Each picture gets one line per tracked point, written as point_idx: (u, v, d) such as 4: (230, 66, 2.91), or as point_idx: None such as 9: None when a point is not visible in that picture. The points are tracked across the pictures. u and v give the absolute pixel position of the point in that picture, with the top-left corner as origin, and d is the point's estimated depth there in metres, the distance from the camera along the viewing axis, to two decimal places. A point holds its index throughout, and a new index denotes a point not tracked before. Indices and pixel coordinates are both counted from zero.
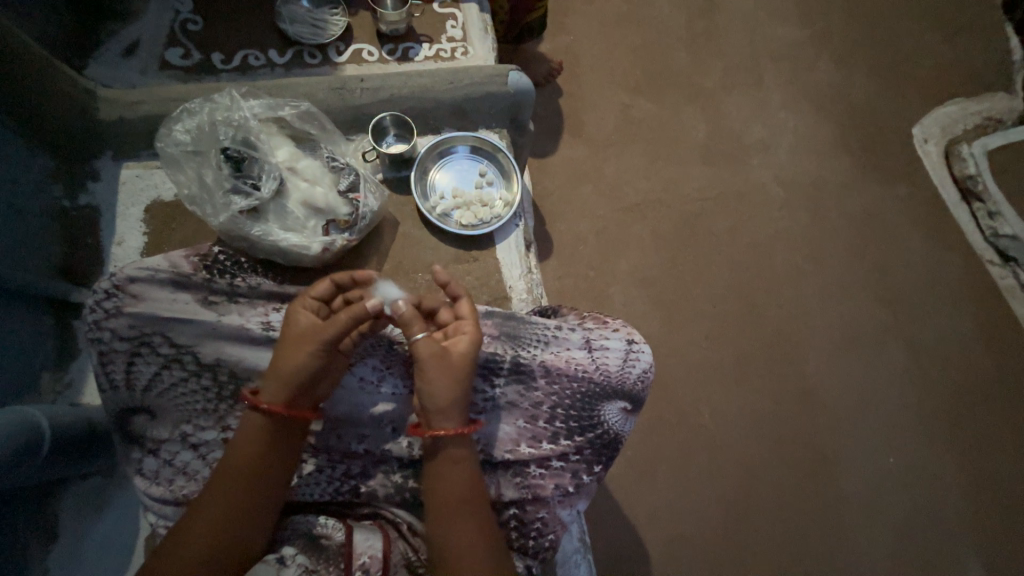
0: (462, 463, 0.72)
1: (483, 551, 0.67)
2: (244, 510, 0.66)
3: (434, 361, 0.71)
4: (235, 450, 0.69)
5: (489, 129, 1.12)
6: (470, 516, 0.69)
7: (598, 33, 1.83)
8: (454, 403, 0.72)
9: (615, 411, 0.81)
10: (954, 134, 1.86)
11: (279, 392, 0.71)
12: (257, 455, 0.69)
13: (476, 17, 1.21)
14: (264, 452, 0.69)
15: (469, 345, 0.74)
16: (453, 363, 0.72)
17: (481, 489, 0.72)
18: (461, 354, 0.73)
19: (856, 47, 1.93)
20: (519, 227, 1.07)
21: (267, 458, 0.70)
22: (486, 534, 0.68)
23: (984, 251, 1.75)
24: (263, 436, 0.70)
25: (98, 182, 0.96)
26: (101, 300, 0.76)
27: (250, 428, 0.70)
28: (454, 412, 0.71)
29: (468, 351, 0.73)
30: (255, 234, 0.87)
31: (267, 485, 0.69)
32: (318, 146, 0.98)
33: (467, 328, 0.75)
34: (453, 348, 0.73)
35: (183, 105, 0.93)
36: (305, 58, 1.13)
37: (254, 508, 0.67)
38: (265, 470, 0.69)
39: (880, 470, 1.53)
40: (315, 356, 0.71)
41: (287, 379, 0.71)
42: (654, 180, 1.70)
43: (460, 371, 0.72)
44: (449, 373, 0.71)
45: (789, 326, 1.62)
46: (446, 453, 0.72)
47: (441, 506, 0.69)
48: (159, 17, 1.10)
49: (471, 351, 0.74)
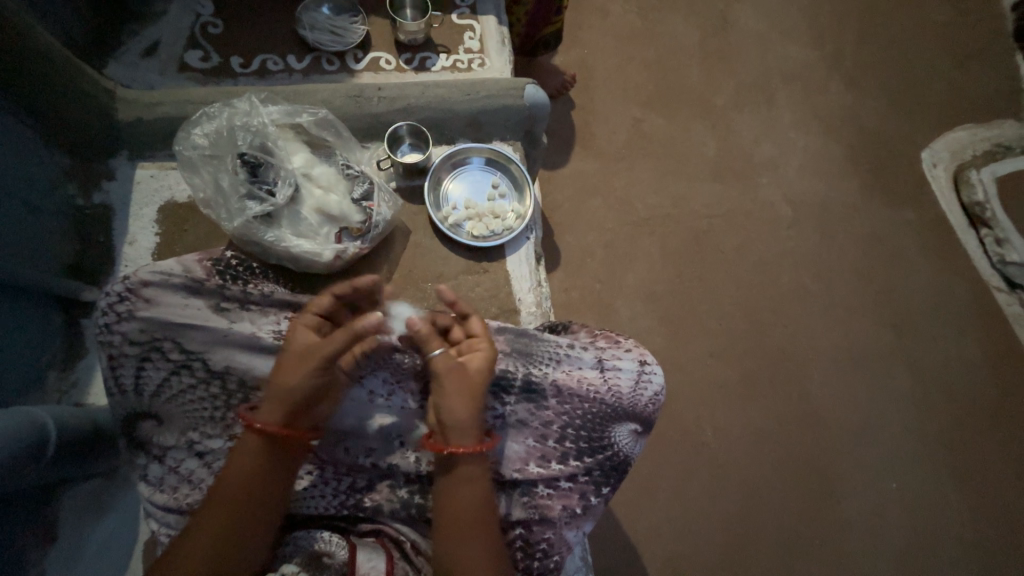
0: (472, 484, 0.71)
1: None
2: (246, 527, 0.66)
3: (451, 378, 0.72)
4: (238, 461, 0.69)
5: (503, 141, 1.13)
6: (480, 538, 0.68)
7: (612, 48, 1.84)
8: (467, 421, 0.72)
9: (625, 433, 0.81)
10: (963, 159, 1.86)
11: (277, 412, 0.70)
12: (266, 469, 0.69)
13: (493, 29, 1.22)
14: (269, 467, 0.70)
15: (485, 365, 0.74)
16: (471, 379, 0.73)
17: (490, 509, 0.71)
18: (476, 370, 0.74)
19: (868, 70, 1.94)
20: (530, 239, 1.07)
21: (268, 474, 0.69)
22: (493, 558, 0.67)
23: (991, 278, 1.75)
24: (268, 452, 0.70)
25: (112, 182, 0.96)
26: (112, 303, 0.75)
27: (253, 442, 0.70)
28: (467, 428, 0.71)
29: (483, 368, 0.74)
30: (269, 239, 0.87)
31: (268, 504, 0.69)
32: (333, 153, 0.98)
33: (481, 346, 0.76)
34: (469, 363, 0.74)
35: (202, 109, 0.93)
36: (322, 65, 1.14)
37: (257, 524, 0.67)
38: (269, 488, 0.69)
39: (882, 496, 1.51)
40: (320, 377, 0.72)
41: (286, 399, 0.71)
42: (664, 194, 1.70)
43: (476, 388, 0.73)
44: (463, 392, 0.72)
45: (794, 346, 1.61)
46: (461, 472, 0.71)
47: (452, 525, 0.68)
48: (179, 19, 1.11)
49: (484, 369, 0.74)
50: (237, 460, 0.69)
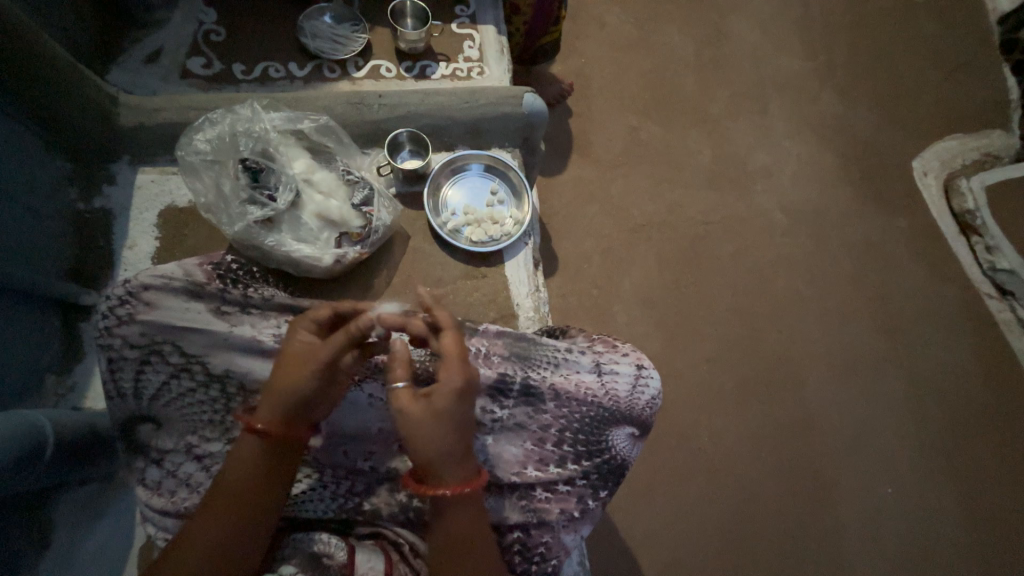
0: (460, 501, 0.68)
1: None
2: (245, 525, 0.66)
3: (410, 416, 0.68)
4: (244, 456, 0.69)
5: (501, 149, 1.14)
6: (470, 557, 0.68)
7: (609, 57, 1.87)
8: (441, 458, 0.67)
9: (623, 436, 0.81)
10: (953, 168, 1.90)
11: (272, 411, 0.70)
12: (272, 467, 0.70)
13: (492, 39, 1.24)
14: (272, 464, 0.70)
15: (453, 394, 0.69)
16: (433, 416, 0.68)
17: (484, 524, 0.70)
18: (438, 407, 0.68)
19: (859, 80, 1.98)
20: (528, 245, 1.09)
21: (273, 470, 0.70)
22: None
23: (982, 284, 1.78)
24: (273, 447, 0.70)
25: (113, 186, 0.97)
26: (113, 307, 0.76)
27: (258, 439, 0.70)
28: (439, 468, 0.67)
29: (446, 403, 0.68)
30: (269, 244, 0.88)
31: (269, 501, 0.69)
32: (334, 159, 1.00)
33: (450, 372, 0.70)
34: (432, 399, 0.68)
35: (204, 115, 0.94)
36: (324, 72, 1.15)
37: (255, 523, 0.67)
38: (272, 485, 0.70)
39: (877, 501, 1.52)
40: (312, 381, 0.71)
41: (279, 399, 0.70)
42: (660, 202, 1.72)
43: (441, 424, 0.68)
44: (429, 429, 0.67)
45: (790, 352, 1.62)
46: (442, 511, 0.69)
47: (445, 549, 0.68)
48: (182, 27, 1.12)
49: (450, 404, 0.68)
50: (243, 455, 0.69)
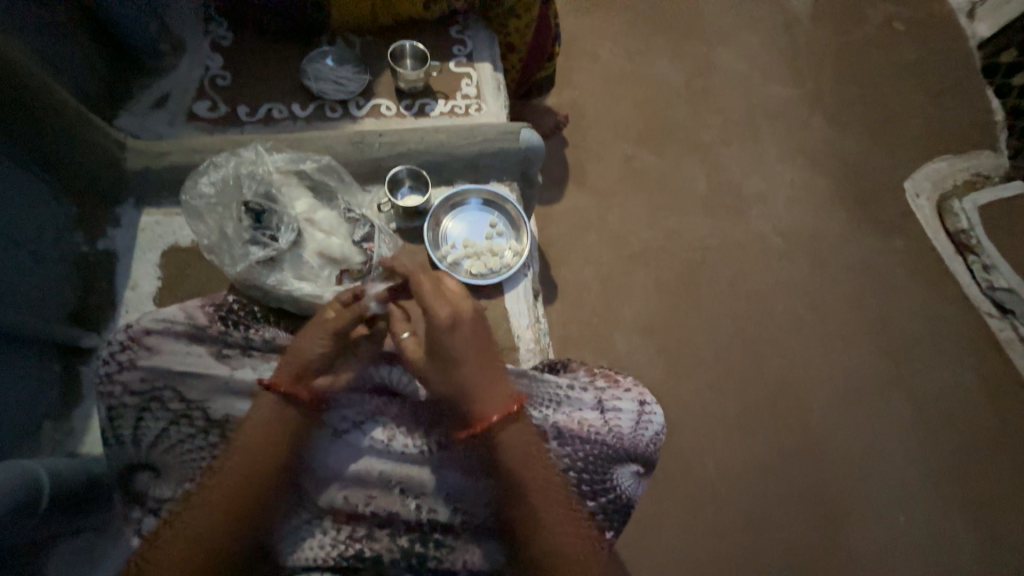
0: (517, 433, 0.77)
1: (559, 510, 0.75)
2: (228, 525, 0.70)
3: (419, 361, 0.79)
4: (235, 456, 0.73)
5: (500, 182, 1.16)
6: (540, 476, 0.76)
7: (602, 89, 1.92)
8: (465, 393, 0.76)
9: (628, 474, 0.80)
10: (944, 189, 1.93)
11: (286, 372, 0.79)
12: (259, 470, 0.73)
13: (489, 76, 1.27)
14: (259, 470, 0.73)
15: (439, 330, 0.75)
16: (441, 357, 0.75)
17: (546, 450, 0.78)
18: (438, 347, 0.75)
19: (847, 106, 2.03)
20: (527, 276, 1.10)
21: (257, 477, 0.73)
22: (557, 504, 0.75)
23: (982, 303, 1.78)
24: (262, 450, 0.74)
25: (117, 228, 0.98)
26: (115, 352, 0.77)
27: (248, 444, 0.74)
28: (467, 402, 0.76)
29: (441, 342, 0.75)
30: (270, 283, 0.89)
31: (246, 508, 0.71)
32: (336, 197, 1.01)
33: (435, 307, 0.76)
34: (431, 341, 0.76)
35: (210, 159, 0.96)
36: (325, 112, 1.19)
37: (230, 525, 0.70)
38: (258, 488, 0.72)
39: (890, 530, 1.48)
40: (325, 348, 0.79)
41: (293, 361, 0.79)
42: (657, 228, 1.74)
43: (450, 362, 0.75)
44: (445, 365, 0.76)
45: (793, 377, 1.61)
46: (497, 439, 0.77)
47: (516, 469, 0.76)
48: (189, 72, 1.16)
49: (445, 344, 0.75)
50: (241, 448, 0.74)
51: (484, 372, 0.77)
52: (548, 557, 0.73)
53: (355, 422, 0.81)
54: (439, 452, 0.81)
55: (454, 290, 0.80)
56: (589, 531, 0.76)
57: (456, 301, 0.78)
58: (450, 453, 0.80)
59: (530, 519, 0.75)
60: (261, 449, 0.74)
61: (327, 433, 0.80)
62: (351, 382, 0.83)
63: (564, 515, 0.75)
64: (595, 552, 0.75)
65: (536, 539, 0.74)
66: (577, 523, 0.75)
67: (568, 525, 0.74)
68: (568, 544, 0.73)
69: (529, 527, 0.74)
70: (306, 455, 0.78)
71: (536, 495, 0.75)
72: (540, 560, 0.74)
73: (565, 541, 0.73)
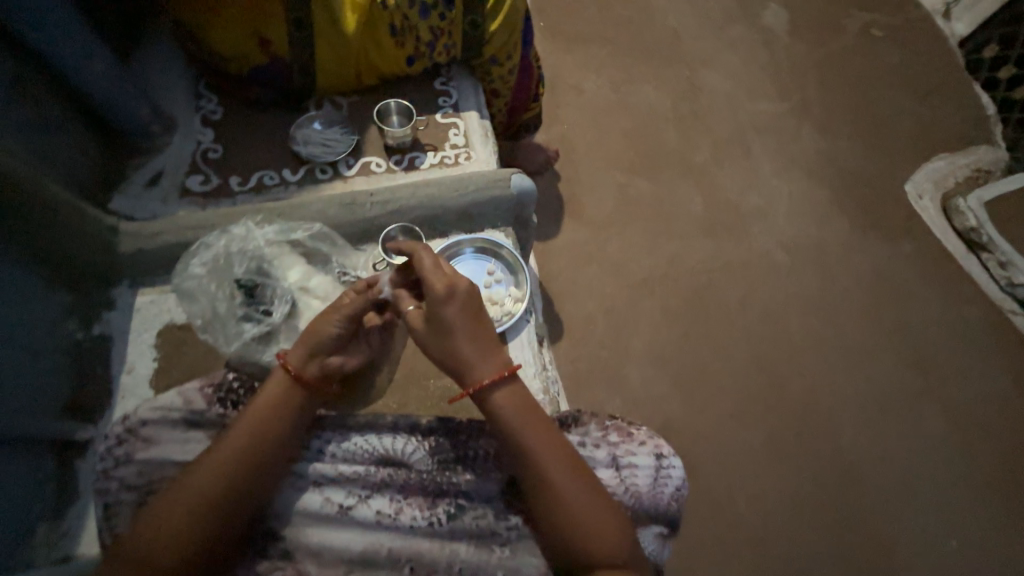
0: (513, 395, 0.77)
1: (579, 480, 0.73)
2: (208, 525, 0.68)
3: (425, 332, 0.79)
4: (226, 445, 0.71)
5: (495, 229, 1.15)
6: (553, 448, 0.74)
7: (590, 121, 1.94)
8: (461, 357, 0.76)
9: (651, 536, 0.76)
10: (945, 188, 1.90)
11: (297, 355, 0.78)
12: (250, 462, 0.71)
13: (476, 125, 1.28)
14: (252, 462, 0.71)
15: (441, 300, 0.77)
16: (445, 326, 0.77)
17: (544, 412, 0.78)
18: (444, 315, 0.77)
19: (836, 115, 2.03)
20: (530, 322, 1.07)
21: (247, 470, 0.71)
22: (575, 476, 0.73)
23: (1003, 301, 1.72)
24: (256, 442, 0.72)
25: (112, 311, 0.98)
26: (110, 447, 0.75)
27: (239, 435, 0.72)
28: (474, 363, 0.76)
29: (446, 311, 0.77)
30: (266, 359, 0.88)
31: (230, 502, 0.69)
32: (329, 261, 1.01)
33: (433, 279, 0.78)
34: (436, 311, 0.77)
35: (201, 238, 0.97)
36: (316, 174, 1.20)
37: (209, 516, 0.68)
38: (246, 482, 0.71)
39: (943, 556, 1.37)
40: (342, 329, 0.80)
41: (308, 342, 0.80)
42: (658, 254, 1.72)
43: (453, 330, 0.76)
44: (441, 335, 0.77)
45: (817, 396, 1.54)
46: (504, 413, 0.76)
47: (528, 442, 0.75)
48: (182, 148, 1.18)
49: (451, 316, 0.77)
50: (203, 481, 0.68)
51: (479, 339, 0.77)
52: (564, 515, 0.71)
53: (360, 496, 0.79)
54: (448, 524, 0.77)
55: (450, 267, 0.80)
56: (602, 486, 0.75)
57: (456, 276, 0.80)
58: (458, 524, 0.77)
59: (539, 477, 0.73)
60: (255, 438, 0.72)
61: (331, 510, 0.78)
62: (355, 454, 0.81)
63: (582, 479, 0.73)
64: (611, 506, 0.73)
65: (549, 502, 0.72)
66: (589, 481, 0.73)
67: (579, 481, 0.73)
68: (588, 498, 0.72)
69: (541, 488, 0.73)
70: (308, 534, 0.77)
71: (542, 453, 0.74)
72: (558, 526, 0.71)
73: (576, 498, 0.72)
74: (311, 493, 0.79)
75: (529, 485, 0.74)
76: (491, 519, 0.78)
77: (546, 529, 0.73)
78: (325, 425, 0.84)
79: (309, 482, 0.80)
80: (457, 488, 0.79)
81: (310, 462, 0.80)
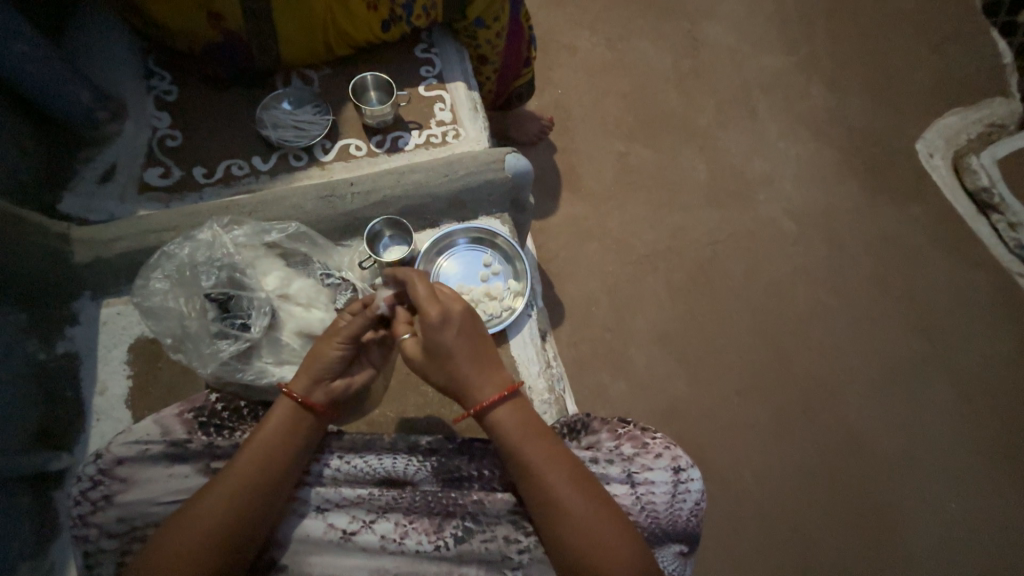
0: (516, 410, 0.74)
1: (589, 501, 0.69)
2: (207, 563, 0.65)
3: (423, 357, 0.75)
4: (224, 483, 0.68)
5: (490, 216, 1.06)
6: (562, 468, 0.70)
7: (586, 84, 1.80)
8: (461, 378, 0.73)
9: (671, 555, 0.77)
10: (959, 145, 1.80)
11: (302, 380, 0.75)
12: (252, 499, 0.68)
13: (464, 97, 1.16)
14: (250, 498, 0.68)
15: (436, 328, 0.73)
16: (443, 352, 0.73)
17: (548, 425, 0.74)
18: (443, 342, 0.73)
19: (846, 68, 1.90)
20: (532, 316, 1.00)
21: (247, 506, 0.68)
22: (585, 496, 0.69)
23: (1012, 264, 1.66)
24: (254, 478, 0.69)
25: (77, 325, 0.90)
26: (85, 490, 0.71)
27: (242, 469, 0.69)
28: (474, 389, 0.73)
29: (444, 338, 0.73)
30: (249, 378, 0.82)
31: (235, 541, 0.67)
32: (310, 262, 0.92)
33: (425, 308, 0.74)
34: (433, 337, 0.73)
35: (160, 249, 0.87)
36: (290, 161, 1.08)
37: (215, 557, 0.65)
38: (249, 515, 0.68)
39: (946, 522, 1.38)
40: (342, 352, 0.77)
41: (312, 365, 0.76)
42: (661, 228, 1.63)
43: (450, 357, 0.73)
44: (438, 360, 0.74)
45: (824, 370, 1.51)
46: (509, 433, 0.72)
47: (534, 462, 0.70)
48: (136, 137, 1.05)
49: (449, 344, 0.73)
50: (202, 519, 0.66)
51: (479, 361, 0.75)
52: (570, 533, 0.68)
53: (364, 521, 0.75)
54: (456, 547, 0.74)
55: (445, 293, 0.78)
56: (609, 501, 0.71)
57: (450, 300, 0.77)
58: (466, 547, 0.74)
59: (543, 494, 0.69)
60: (256, 474, 0.69)
61: (335, 537, 0.74)
62: (358, 477, 0.78)
63: (593, 499, 0.69)
64: (619, 523, 0.69)
65: (553, 522, 0.69)
66: (597, 497, 0.70)
67: (584, 499, 0.69)
68: (597, 518, 0.68)
69: (544, 506, 0.69)
70: (313, 562, 0.74)
71: (546, 471, 0.70)
72: (563, 544, 0.68)
73: (582, 516, 0.68)
74: (313, 520, 0.75)
75: (532, 503, 0.70)
76: (500, 542, 0.74)
77: (550, 547, 0.69)
78: (332, 444, 0.79)
79: (310, 509, 0.76)
80: (465, 509, 0.76)
81: (311, 488, 0.76)
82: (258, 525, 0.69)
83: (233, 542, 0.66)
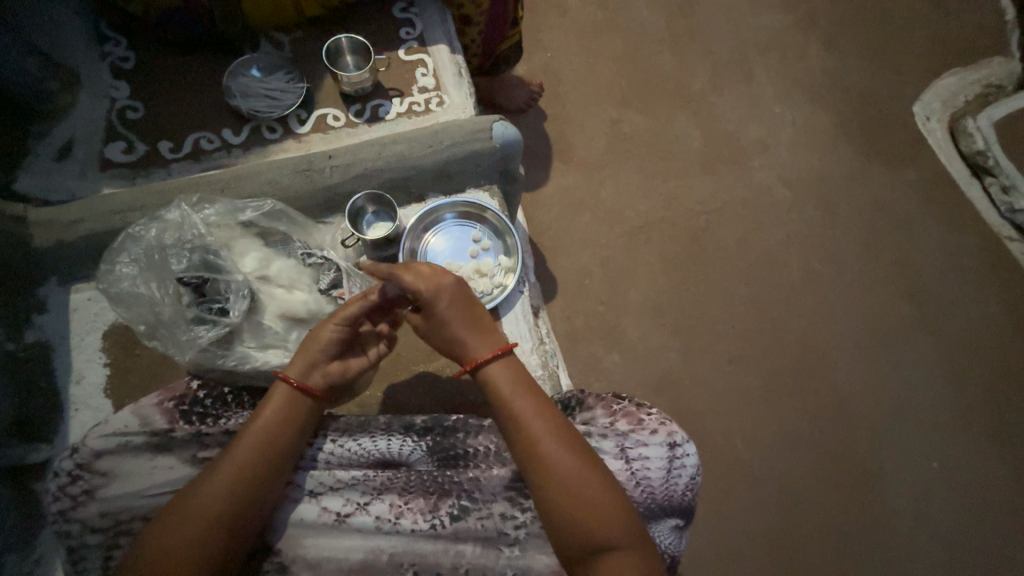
0: (511, 376, 0.73)
1: (588, 473, 0.68)
2: (201, 547, 0.63)
3: (425, 331, 0.76)
4: (214, 473, 0.66)
5: (477, 188, 1.01)
6: (560, 441, 0.69)
7: (576, 46, 1.71)
8: (460, 340, 0.74)
9: (666, 529, 0.78)
10: (955, 107, 1.76)
11: (299, 362, 0.73)
12: (248, 487, 0.66)
13: (447, 61, 1.08)
14: (244, 486, 0.66)
15: (433, 301, 0.73)
16: (443, 324, 0.74)
17: (545, 393, 0.73)
18: (442, 314, 0.73)
19: (846, 27, 1.82)
20: (524, 293, 0.97)
21: (243, 492, 0.66)
22: (583, 466, 0.68)
23: (1001, 228, 1.65)
24: (248, 465, 0.67)
25: (44, 313, 0.86)
26: (64, 485, 0.69)
27: (240, 452, 0.67)
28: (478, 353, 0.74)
29: (443, 310, 0.73)
30: (231, 364, 0.78)
31: (232, 526, 0.65)
32: (290, 241, 0.88)
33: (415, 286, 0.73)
34: (432, 311, 0.74)
35: (125, 231, 0.82)
36: (263, 134, 1.02)
37: (214, 548, 0.63)
38: (247, 496, 0.66)
39: (925, 479, 1.42)
40: (340, 334, 0.74)
41: (310, 350, 0.74)
42: (653, 198, 1.59)
43: (448, 327, 0.74)
44: (438, 331, 0.74)
45: (814, 337, 1.52)
46: (507, 405, 0.71)
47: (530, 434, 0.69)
48: (93, 109, 0.98)
49: (449, 315, 0.73)
50: (196, 502, 0.64)
51: (476, 328, 0.75)
52: (557, 493, 0.67)
53: (359, 503, 0.74)
54: (451, 525, 0.73)
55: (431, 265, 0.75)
56: (604, 469, 0.70)
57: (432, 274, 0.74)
58: (463, 525, 0.73)
59: (530, 454, 0.69)
60: (247, 464, 0.67)
61: (329, 520, 0.73)
62: (352, 459, 0.77)
63: (590, 471, 0.68)
64: (607, 484, 0.68)
65: (557, 495, 0.67)
66: (595, 468, 0.69)
67: (582, 468, 0.68)
68: (597, 487, 0.67)
69: (542, 475, 0.68)
70: (307, 545, 0.73)
71: (544, 442, 0.69)
72: (553, 502, 0.67)
73: (573, 476, 0.67)
74: (306, 505, 0.74)
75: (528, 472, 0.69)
76: (496, 519, 0.74)
77: (537, 507, 0.69)
78: (327, 427, 0.79)
79: (304, 493, 0.75)
80: (460, 487, 0.75)
81: (305, 472, 0.75)
82: (257, 509, 0.67)
83: (235, 527, 0.65)
